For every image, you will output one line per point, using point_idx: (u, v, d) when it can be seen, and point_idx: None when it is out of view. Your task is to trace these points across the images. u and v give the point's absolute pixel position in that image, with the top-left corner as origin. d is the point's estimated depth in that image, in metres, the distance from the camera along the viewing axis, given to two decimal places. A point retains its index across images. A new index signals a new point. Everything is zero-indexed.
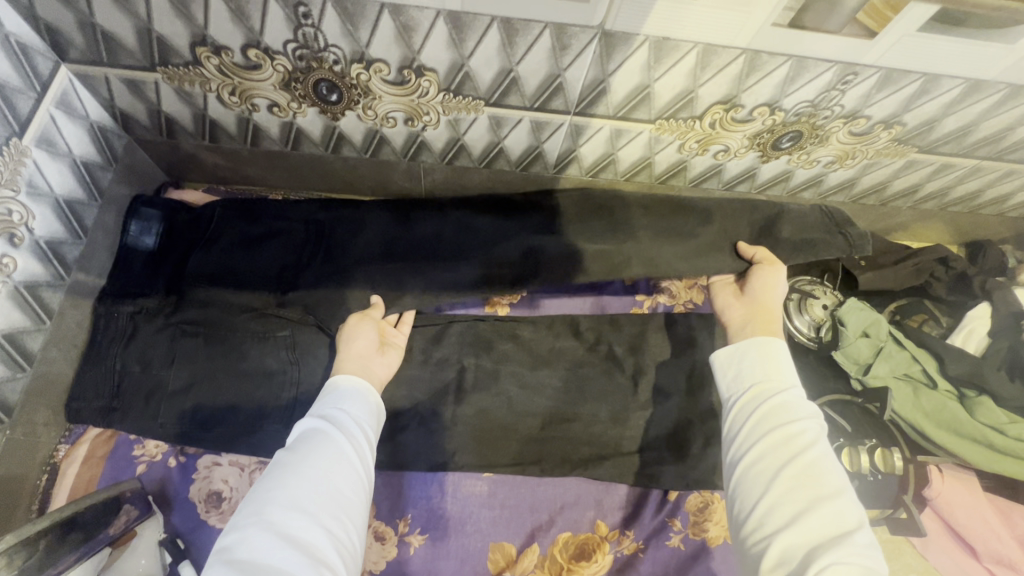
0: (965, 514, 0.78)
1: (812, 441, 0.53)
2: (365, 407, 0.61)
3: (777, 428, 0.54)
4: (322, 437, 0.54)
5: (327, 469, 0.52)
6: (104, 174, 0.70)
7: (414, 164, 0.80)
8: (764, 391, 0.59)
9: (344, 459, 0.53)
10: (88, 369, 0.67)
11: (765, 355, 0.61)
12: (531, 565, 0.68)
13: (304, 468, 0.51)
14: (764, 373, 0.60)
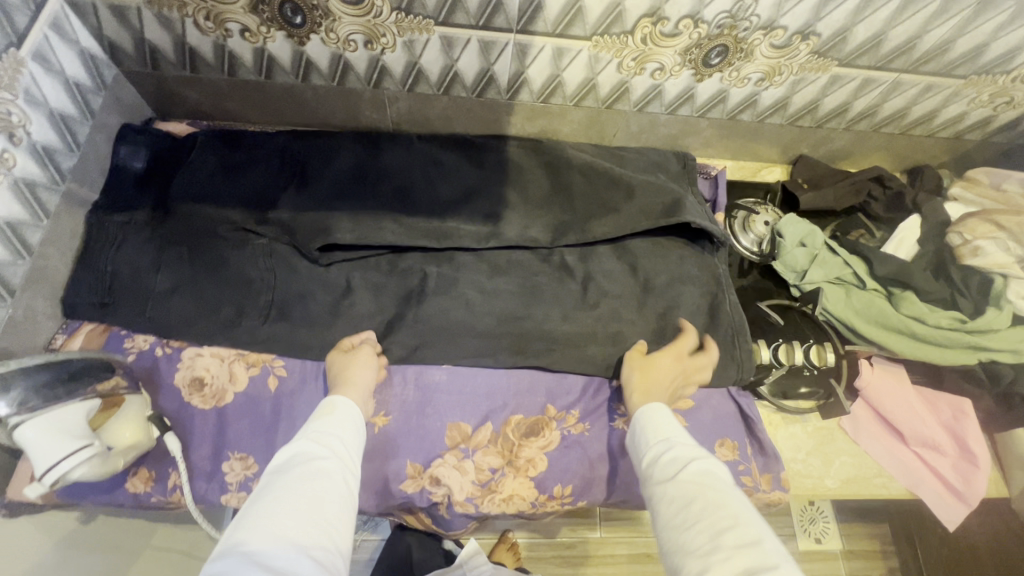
0: (894, 402, 0.84)
1: (717, 475, 0.54)
2: (354, 437, 0.62)
3: (685, 468, 0.55)
4: (306, 467, 0.54)
5: (308, 499, 0.51)
6: (95, 98, 0.78)
7: (379, 93, 0.87)
8: (667, 436, 0.60)
9: (328, 489, 0.53)
10: (83, 269, 0.75)
11: (653, 413, 0.64)
12: (485, 439, 0.75)
13: (286, 499, 0.50)
14: (658, 424, 0.63)
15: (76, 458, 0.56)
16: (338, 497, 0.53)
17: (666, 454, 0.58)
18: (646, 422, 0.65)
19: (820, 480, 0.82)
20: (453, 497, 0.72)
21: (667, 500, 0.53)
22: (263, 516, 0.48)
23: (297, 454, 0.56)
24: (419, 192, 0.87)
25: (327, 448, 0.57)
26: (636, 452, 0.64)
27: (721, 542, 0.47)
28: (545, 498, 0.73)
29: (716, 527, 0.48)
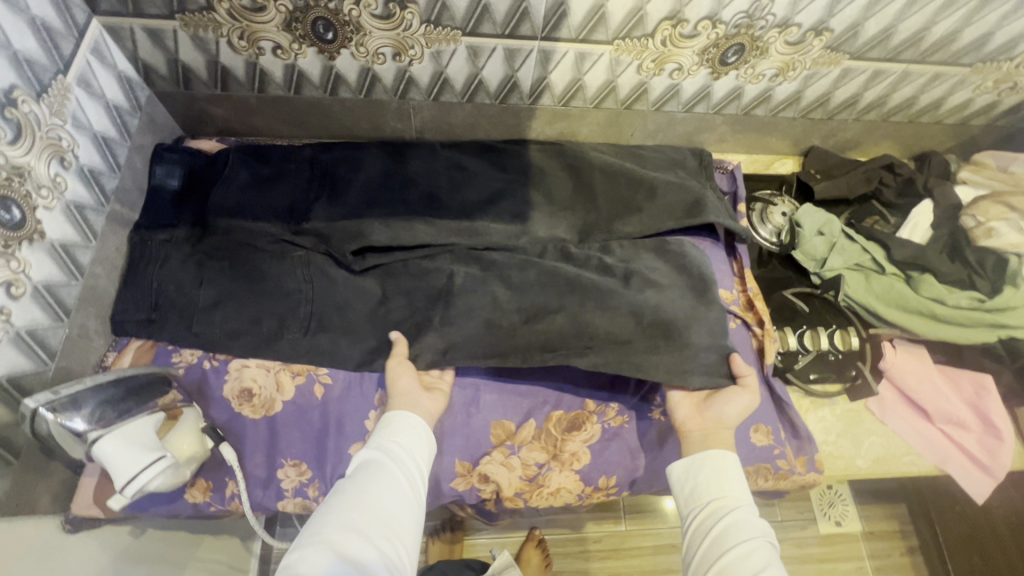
0: (917, 380, 0.87)
1: (773, 556, 0.59)
2: (420, 446, 0.68)
3: (740, 541, 0.60)
4: (372, 478, 0.61)
5: (376, 504, 0.58)
6: (132, 119, 0.80)
7: (404, 103, 0.90)
8: (721, 499, 0.65)
9: (391, 500, 0.59)
10: (130, 287, 0.76)
11: (723, 463, 0.68)
12: (529, 436, 0.77)
13: (359, 502, 0.58)
14: (721, 485, 0.66)
15: (153, 470, 0.57)
16: (399, 499, 0.60)
17: (716, 518, 0.64)
18: (713, 470, 0.68)
19: (851, 460, 0.84)
20: (502, 492, 0.75)
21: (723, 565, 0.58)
22: (343, 517, 0.56)
23: (367, 463, 0.63)
24: (447, 198, 0.89)
25: (394, 456, 0.64)
26: (687, 492, 0.69)
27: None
28: (591, 490, 0.77)
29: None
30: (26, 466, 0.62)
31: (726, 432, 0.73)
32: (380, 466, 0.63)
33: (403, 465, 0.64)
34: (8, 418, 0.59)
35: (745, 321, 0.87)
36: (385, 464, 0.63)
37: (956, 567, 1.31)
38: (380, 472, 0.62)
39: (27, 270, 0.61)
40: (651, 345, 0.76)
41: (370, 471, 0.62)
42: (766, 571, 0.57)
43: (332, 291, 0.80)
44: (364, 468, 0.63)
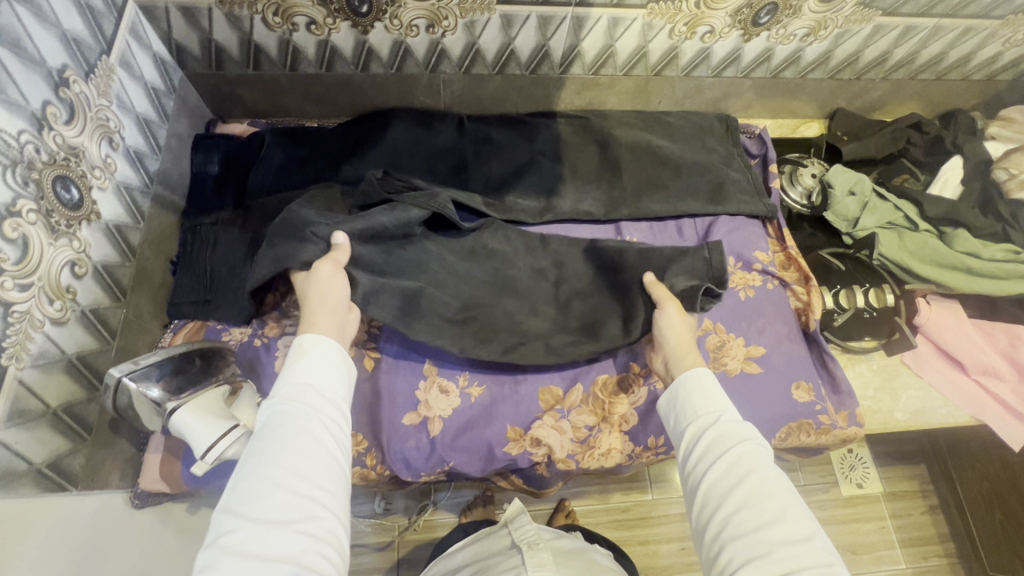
0: (952, 334, 0.88)
1: (765, 459, 0.56)
2: (332, 382, 0.56)
3: (728, 457, 0.56)
4: (286, 432, 0.50)
5: (280, 476, 0.47)
6: (168, 101, 0.80)
7: (435, 77, 0.90)
8: (711, 417, 0.60)
9: (313, 455, 0.49)
10: (184, 275, 0.78)
11: (702, 379, 0.64)
12: (578, 400, 0.79)
13: (263, 476, 0.47)
14: (705, 398, 0.62)
15: (230, 438, 0.58)
16: (314, 456, 0.49)
17: (709, 433, 0.59)
18: (693, 387, 0.64)
19: (889, 413, 0.86)
20: (555, 454, 0.77)
21: (712, 483, 0.56)
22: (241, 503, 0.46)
23: (269, 418, 0.51)
24: (475, 170, 0.89)
25: (302, 399, 0.53)
26: (675, 414, 0.65)
27: (763, 533, 0.51)
28: (641, 450, 0.78)
29: (760, 519, 0.52)
30: (98, 443, 0.63)
31: (686, 337, 0.71)
32: (294, 420, 0.51)
33: (311, 407, 0.52)
34: (81, 395, 0.61)
35: (785, 280, 0.88)
36: (301, 415, 0.51)
37: (976, 520, 1.33)
38: (296, 427, 0.50)
39: (87, 250, 0.62)
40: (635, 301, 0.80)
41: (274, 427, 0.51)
42: (755, 479, 0.54)
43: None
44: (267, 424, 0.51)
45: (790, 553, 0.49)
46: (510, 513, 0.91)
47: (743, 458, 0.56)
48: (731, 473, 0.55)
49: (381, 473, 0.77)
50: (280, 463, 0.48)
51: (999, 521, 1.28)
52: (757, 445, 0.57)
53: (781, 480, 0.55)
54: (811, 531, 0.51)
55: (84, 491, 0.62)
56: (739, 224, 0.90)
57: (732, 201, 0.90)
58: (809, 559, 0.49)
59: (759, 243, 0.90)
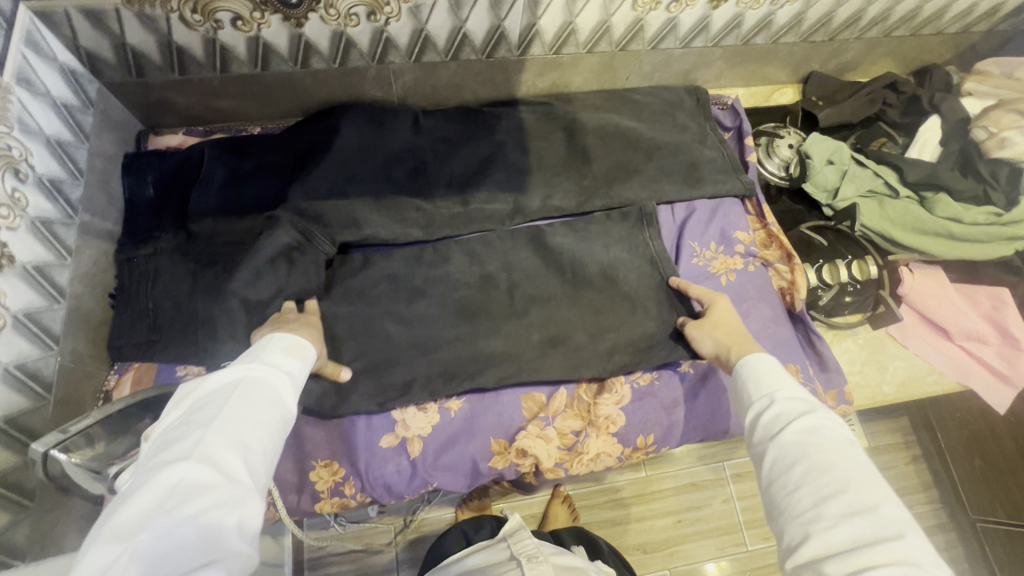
0: (934, 301, 0.87)
1: (829, 430, 0.51)
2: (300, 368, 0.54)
3: (791, 434, 0.52)
4: (246, 392, 0.46)
5: (252, 432, 0.44)
6: (85, 117, 0.72)
7: (384, 68, 0.82)
8: (778, 393, 0.57)
9: (265, 423, 0.45)
10: (125, 310, 0.72)
11: (761, 363, 0.61)
12: (562, 405, 0.76)
13: (234, 422, 0.43)
14: (767, 378, 0.59)
15: None
16: (274, 437, 0.46)
17: (771, 411, 0.56)
18: (754, 370, 0.61)
19: (878, 387, 0.85)
20: (542, 465, 0.74)
21: (773, 461, 0.52)
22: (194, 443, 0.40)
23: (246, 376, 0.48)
24: (437, 171, 0.85)
25: (284, 379, 0.51)
26: (738, 401, 0.62)
27: (823, 509, 0.46)
28: (630, 451, 0.76)
29: (821, 492, 0.47)
30: (44, 508, 0.58)
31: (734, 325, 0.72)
32: (260, 385, 0.48)
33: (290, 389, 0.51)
34: (14, 460, 0.55)
35: (767, 260, 0.86)
36: (265, 383, 0.48)
37: (958, 467, 1.36)
38: (258, 391, 0.47)
39: (2, 300, 0.56)
40: (615, 301, 0.80)
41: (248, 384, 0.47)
42: (818, 452, 0.49)
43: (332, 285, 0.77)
44: (239, 383, 0.47)
45: (855, 526, 0.44)
46: (511, 526, 0.87)
47: (813, 430, 0.52)
48: (793, 449, 0.51)
49: (363, 501, 0.72)
50: (254, 424, 0.44)
51: (979, 467, 1.31)
52: (821, 418, 0.53)
53: (852, 451, 0.50)
54: (880, 501, 0.46)
55: (33, 561, 0.57)
56: (717, 209, 0.87)
57: (707, 183, 0.87)
58: (875, 532, 0.44)
59: (740, 223, 0.86)
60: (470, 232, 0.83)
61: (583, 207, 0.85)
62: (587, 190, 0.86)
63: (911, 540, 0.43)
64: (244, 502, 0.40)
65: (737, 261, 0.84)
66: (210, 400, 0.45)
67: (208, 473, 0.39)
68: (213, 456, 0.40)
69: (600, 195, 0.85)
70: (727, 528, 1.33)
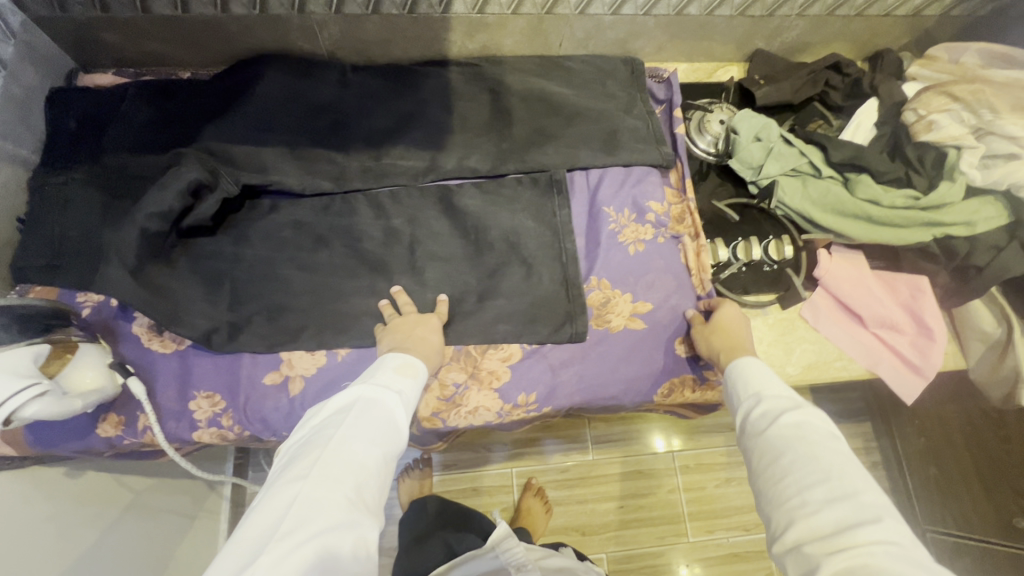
0: (849, 285, 0.84)
1: (816, 426, 0.54)
2: (411, 395, 0.62)
3: (783, 428, 0.55)
4: (354, 421, 0.55)
5: (373, 456, 0.53)
6: (4, 47, 0.74)
7: (306, 18, 0.84)
8: (764, 389, 0.61)
9: (369, 453, 0.53)
10: (31, 234, 0.75)
11: (747, 366, 0.64)
12: (447, 357, 0.77)
13: (345, 455, 0.51)
14: (755, 379, 0.62)
15: (21, 397, 0.56)
16: (379, 467, 0.53)
17: (759, 409, 0.59)
18: (741, 373, 0.64)
19: (781, 368, 0.83)
20: (417, 413, 0.74)
21: (762, 458, 0.54)
22: (324, 466, 0.50)
23: (369, 403, 0.57)
24: (355, 124, 0.86)
25: (390, 403, 0.59)
26: (729, 402, 0.65)
27: (807, 493, 0.49)
28: (510, 407, 0.76)
29: (806, 478, 0.50)
30: None
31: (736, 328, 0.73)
32: (366, 416, 0.56)
33: (404, 411, 0.59)
34: None
35: (678, 232, 0.85)
36: (371, 412, 0.56)
37: (915, 478, 1.28)
38: (363, 421, 0.55)
39: None
40: (514, 261, 0.81)
41: (366, 408, 0.57)
42: (804, 446, 0.52)
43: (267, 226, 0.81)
44: (351, 413, 0.56)
45: (837, 508, 0.47)
46: (496, 535, 0.84)
47: (801, 425, 0.55)
48: (784, 442, 0.53)
49: (243, 435, 0.74)
50: (362, 454, 0.52)
51: (934, 476, 1.23)
52: (808, 415, 0.55)
53: (835, 444, 0.53)
54: (859, 486, 0.48)
55: None
56: (633, 179, 0.86)
57: (625, 151, 0.86)
58: (855, 514, 0.46)
59: (654, 193, 0.85)
60: (381, 185, 0.84)
61: (497, 168, 0.85)
62: (504, 152, 0.86)
63: (895, 525, 0.45)
64: (353, 524, 0.47)
65: (646, 229, 0.83)
66: (323, 434, 0.54)
67: (316, 503, 0.47)
68: (328, 488, 0.48)
69: (515, 156, 0.86)
70: (671, 518, 1.28)
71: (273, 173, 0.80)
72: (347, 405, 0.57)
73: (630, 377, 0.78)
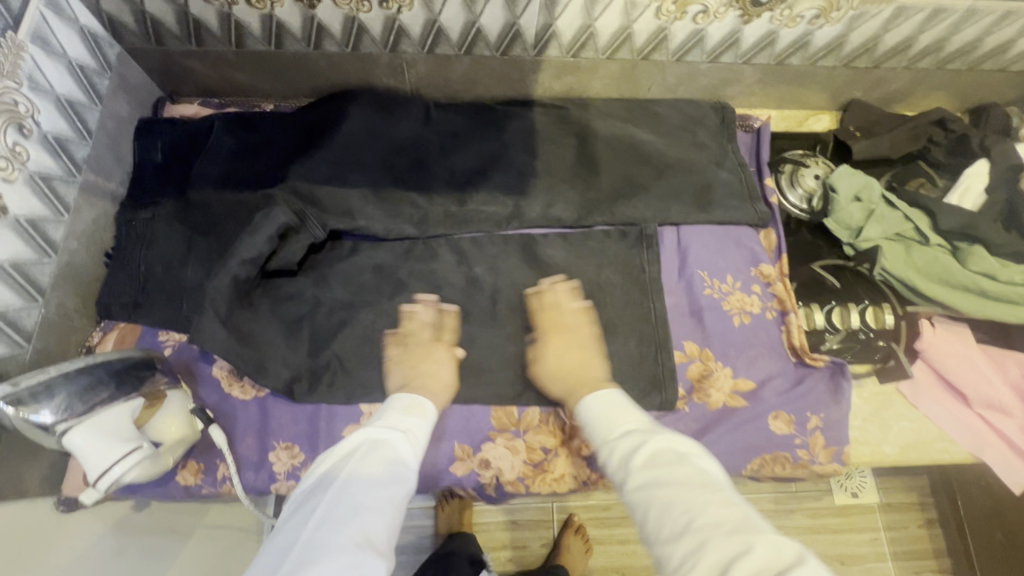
0: (955, 361, 0.80)
1: (677, 462, 0.50)
2: (421, 434, 0.59)
3: (647, 474, 0.51)
4: (360, 461, 0.52)
5: (379, 499, 0.49)
6: (101, 80, 0.74)
7: (396, 57, 0.82)
8: (614, 427, 0.58)
9: (375, 495, 0.49)
10: (117, 270, 0.74)
11: (604, 402, 0.61)
12: (535, 420, 0.74)
13: (355, 500, 0.48)
14: (619, 414, 0.59)
15: (127, 462, 0.56)
16: (390, 512, 0.49)
17: (611, 452, 0.55)
18: (596, 410, 0.61)
19: (878, 446, 0.78)
20: (503, 477, 0.73)
21: (639, 510, 0.49)
22: (330, 513, 0.47)
23: (372, 440, 0.54)
24: (437, 166, 0.83)
25: (400, 441, 0.56)
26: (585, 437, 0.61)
27: (684, 549, 0.44)
28: (597, 478, 0.73)
29: (676, 525, 0.46)
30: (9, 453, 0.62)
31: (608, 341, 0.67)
32: (376, 455, 0.53)
33: (410, 448, 0.56)
34: None
35: (784, 301, 0.80)
36: (381, 451, 0.53)
37: None
38: (376, 461, 0.52)
39: None
40: (599, 319, 0.78)
41: (374, 448, 0.54)
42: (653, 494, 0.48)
43: (346, 271, 0.78)
44: (358, 453, 0.53)
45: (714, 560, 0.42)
46: None
47: (650, 465, 0.51)
48: (653, 489, 0.49)
49: None
50: (374, 499, 0.49)
51: None
52: (677, 452, 0.52)
53: (683, 475, 0.49)
54: (728, 524, 0.45)
55: None
56: (727, 236, 0.82)
57: (719, 208, 0.82)
58: (728, 563, 0.42)
59: (746, 254, 0.82)
60: (464, 232, 0.81)
61: (583, 219, 0.82)
62: (591, 202, 0.83)
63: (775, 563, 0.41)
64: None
65: (737, 293, 0.80)
66: (331, 477, 0.51)
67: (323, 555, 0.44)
68: (337, 538, 0.45)
69: (602, 206, 0.82)
70: None
71: (360, 217, 0.78)
72: (354, 445, 0.54)
73: (719, 452, 0.74)
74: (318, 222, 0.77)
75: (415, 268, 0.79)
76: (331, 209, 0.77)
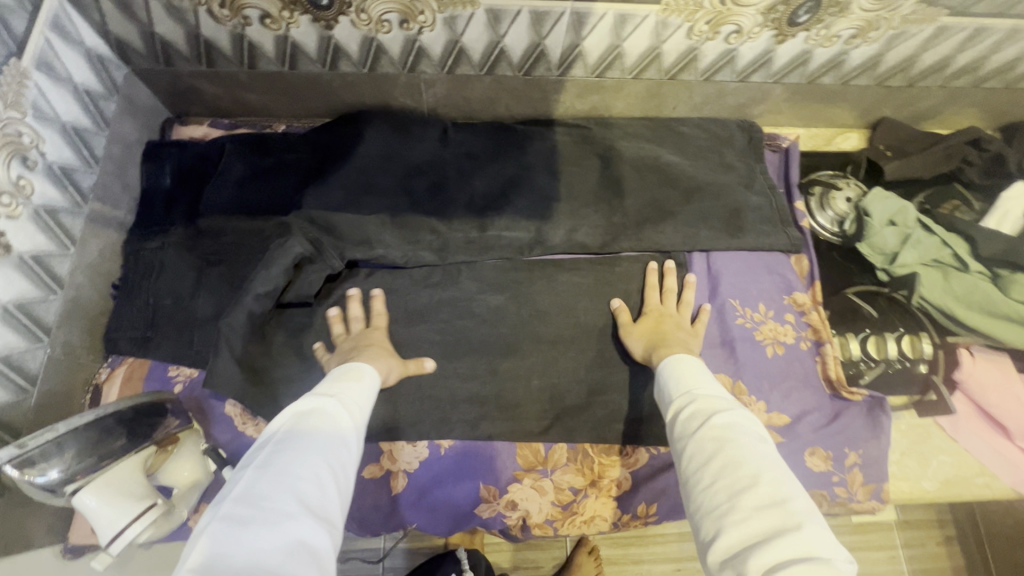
0: (997, 394, 0.76)
1: (745, 428, 0.48)
2: (364, 401, 0.56)
3: (711, 430, 0.49)
4: (292, 429, 0.48)
5: (317, 461, 0.45)
6: (108, 104, 0.71)
7: (415, 78, 0.79)
8: (695, 388, 0.55)
9: (312, 457, 0.45)
10: (125, 303, 0.71)
11: (682, 364, 0.59)
12: (562, 458, 0.71)
13: (289, 464, 0.44)
14: (692, 375, 0.57)
15: (141, 523, 0.53)
16: (329, 471, 0.45)
17: (686, 409, 0.53)
18: (676, 370, 0.59)
19: (917, 482, 0.76)
20: (531, 519, 0.70)
21: (688, 464, 0.48)
22: (264, 477, 0.42)
23: (313, 405, 0.51)
24: (456, 189, 0.79)
25: (335, 405, 0.52)
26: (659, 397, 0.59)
27: (733, 500, 0.43)
28: (628, 519, 0.71)
29: (735, 485, 0.44)
30: (13, 504, 0.58)
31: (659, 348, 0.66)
32: (307, 422, 0.49)
33: (347, 410, 0.52)
34: None
35: (819, 332, 0.77)
36: (311, 417, 0.49)
37: None
38: (307, 428, 0.48)
39: None
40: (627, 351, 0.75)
41: (308, 415, 0.50)
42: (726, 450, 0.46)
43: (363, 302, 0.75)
44: (288, 423, 0.49)
45: (761, 519, 0.41)
46: None
47: (725, 424, 0.49)
48: (711, 444, 0.47)
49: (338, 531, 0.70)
50: (309, 460, 0.44)
51: None
52: (742, 416, 0.49)
53: (760, 443, 0.47)
54: (784, 491, 0.42)
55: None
56: (758, 263, 0.79)
57: (750, 233, 0.79)
58: (774, 522, 0.40)
59: (780, 282, 0.79)
60: (485, 259, 0.78)
61: (609, 245, 0.79)
62: (617, 227, 0.79)
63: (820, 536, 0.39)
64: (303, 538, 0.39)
65: (770, 323, 0.77)
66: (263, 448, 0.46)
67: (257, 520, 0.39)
68: (271, 499, 0.40)
69: (629, 232, 0.79)
70: None
71: (378, 245, 0.75)
72: (284, 415, 0.49)
73: None
74: (335, 252, 0.73)
75: (435, 298, 0.76)
76: (348, 237, 0.74)
